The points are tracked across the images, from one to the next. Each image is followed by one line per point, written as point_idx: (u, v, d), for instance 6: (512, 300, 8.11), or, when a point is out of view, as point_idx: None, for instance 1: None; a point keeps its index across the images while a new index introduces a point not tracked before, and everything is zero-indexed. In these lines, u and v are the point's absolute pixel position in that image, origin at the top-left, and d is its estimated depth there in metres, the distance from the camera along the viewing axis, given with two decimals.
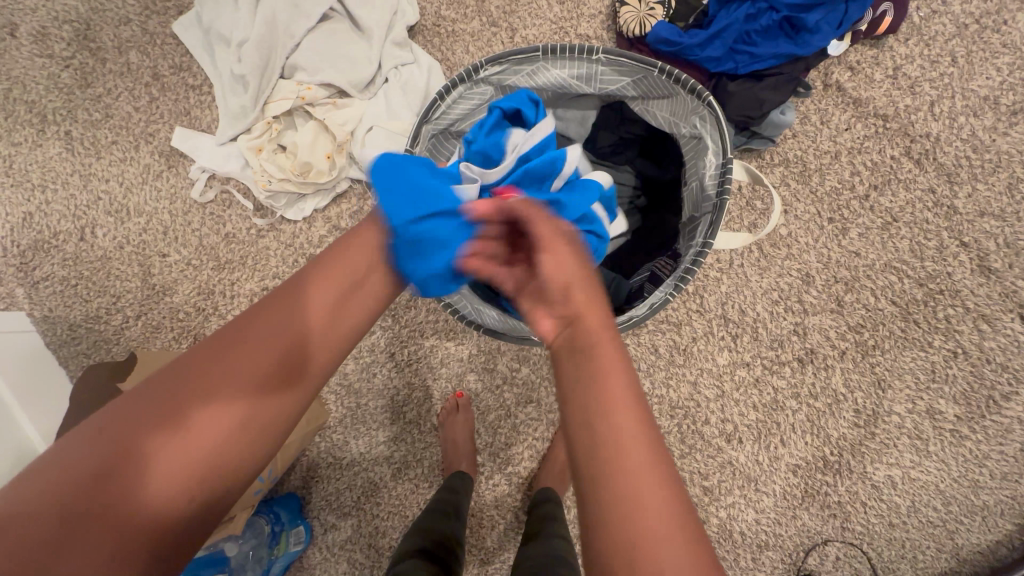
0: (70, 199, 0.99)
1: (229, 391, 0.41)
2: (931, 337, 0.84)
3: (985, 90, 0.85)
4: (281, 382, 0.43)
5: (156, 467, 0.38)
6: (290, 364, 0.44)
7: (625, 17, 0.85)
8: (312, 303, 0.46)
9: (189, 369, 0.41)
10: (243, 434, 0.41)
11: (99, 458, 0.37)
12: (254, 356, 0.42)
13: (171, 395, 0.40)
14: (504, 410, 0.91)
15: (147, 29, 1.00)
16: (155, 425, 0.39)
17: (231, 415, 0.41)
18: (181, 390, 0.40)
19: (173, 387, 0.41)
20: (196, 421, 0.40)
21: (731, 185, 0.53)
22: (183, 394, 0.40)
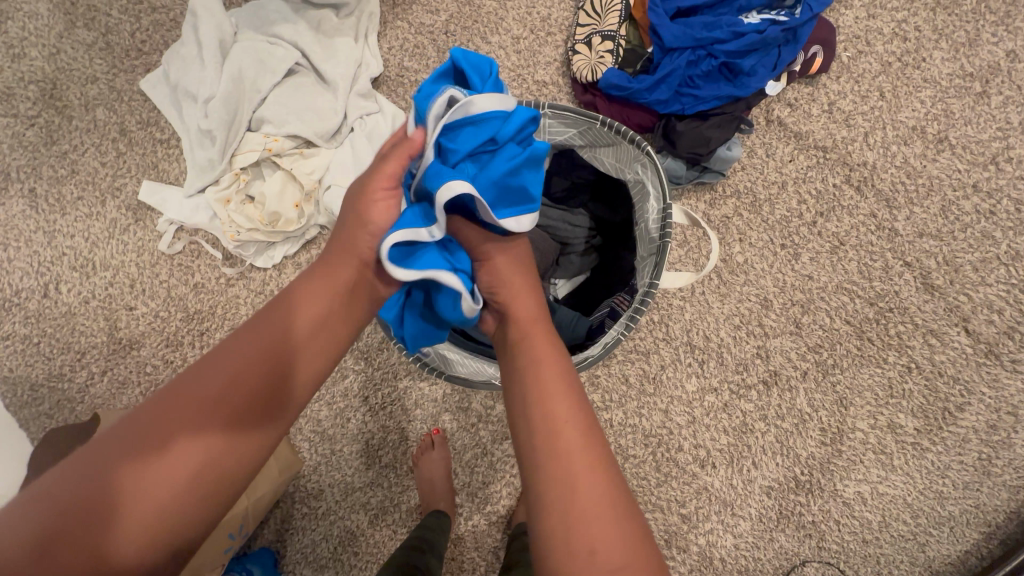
0: (33, 256, 0.98)
1: (217, 417, 0.45)
2: (886, 354, 0.88)
3: (912, 120, 0.92)
4: (265, 402, 0.48)
5: (151, 476, 0.42)
6: (274, 377, 0.49)
7: (577, 64, 0.90)
8: (295, 331, 0.51)
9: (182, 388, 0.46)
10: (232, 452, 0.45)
11: (104, 472, 0.42)
12: (239, 383, 0.47)
13: (162, 425, 0.44)
14: (481, 448, 0.91)
15: (114, 86, 1.02)
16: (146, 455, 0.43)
17: (222, 421, 0.46)
18: (168, 418, 0.44)
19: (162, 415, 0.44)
20: (192, 427, 0.45)
21: (671, 229, 0.56)
22: (170, 422, 0.44)
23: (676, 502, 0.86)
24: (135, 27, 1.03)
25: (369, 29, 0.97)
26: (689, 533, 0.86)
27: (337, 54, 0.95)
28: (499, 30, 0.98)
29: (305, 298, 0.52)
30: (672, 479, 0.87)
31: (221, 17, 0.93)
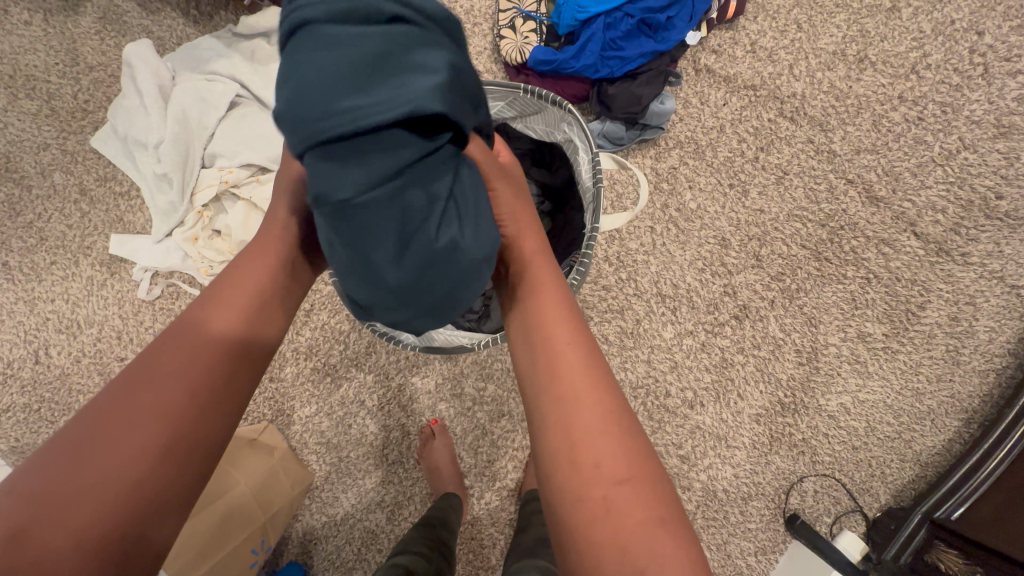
0: (18, 326, 1.01)
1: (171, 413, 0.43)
2: (845, 269, 0.92)
3: (832, 46, 0.96)
4: (234, 375, 0.47)
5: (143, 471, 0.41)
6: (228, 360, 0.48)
7: (506, 48, 0.93)
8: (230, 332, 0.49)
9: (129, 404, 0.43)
10: (182, 440, 0.43)
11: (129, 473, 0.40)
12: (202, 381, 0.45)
13: (65, 479, 0.39)
14: (480, 429, 0.94)
15: (67, 149, 1.04)
16: (72, 495, 0.38)
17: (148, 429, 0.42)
18: (79, 468, 0.39)
19: (71, 461, 0.40)
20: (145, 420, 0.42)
21: (602, 173, 0.61)
22: (96, 450, 0.40)
23: (673, 444, 0.90)
24: (76, 88, 1.05)
25: None
26: (691, 471, 0.90)
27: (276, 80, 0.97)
28: None
29: (222, 303, 0.50)
30: (665, 424, 0.90)
31: (157, 63, 0.95)
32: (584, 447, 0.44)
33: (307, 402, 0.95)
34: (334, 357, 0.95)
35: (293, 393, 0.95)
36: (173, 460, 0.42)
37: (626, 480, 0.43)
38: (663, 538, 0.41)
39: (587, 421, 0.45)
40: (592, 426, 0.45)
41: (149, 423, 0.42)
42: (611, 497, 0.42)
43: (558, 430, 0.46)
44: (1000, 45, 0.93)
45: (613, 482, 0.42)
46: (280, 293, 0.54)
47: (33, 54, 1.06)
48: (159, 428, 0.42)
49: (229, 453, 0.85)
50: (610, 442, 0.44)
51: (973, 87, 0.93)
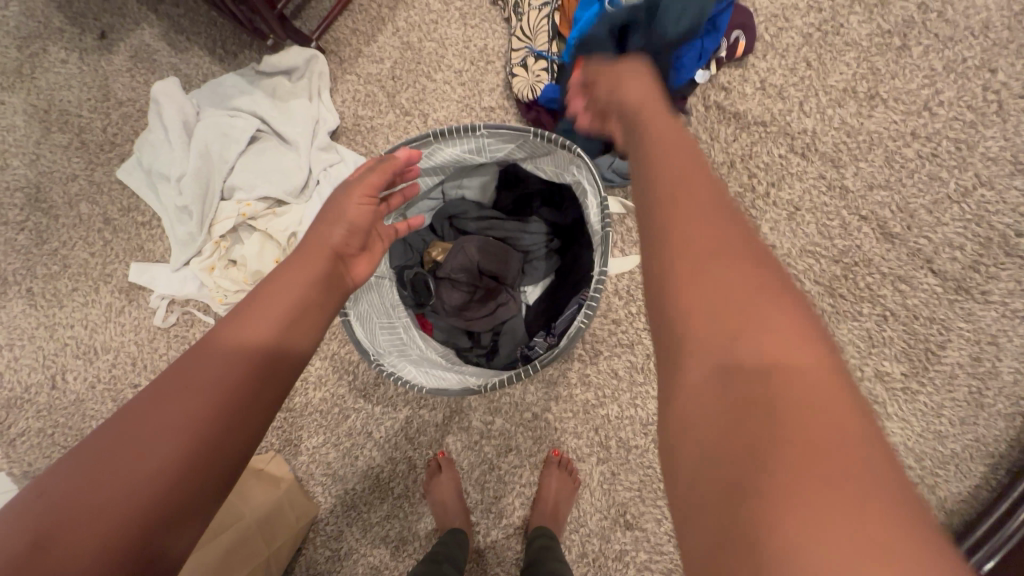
0: (38, 351, 1.03)
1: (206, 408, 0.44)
2: (860, 306, 0.90)
3: (842, 83, 0.97)
4: (261, 389, 0.47)
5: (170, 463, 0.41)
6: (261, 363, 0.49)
7: (517, 85, 0.96)
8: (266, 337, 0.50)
9: (163, 403, 0.44)
10: (208, 445, 0.43)
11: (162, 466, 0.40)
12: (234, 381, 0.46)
13: (88, 490, 0.39)
14: (488, 463, 0.93)
15: (94, 180, 1.09)
16: (99, 495, 0.39)
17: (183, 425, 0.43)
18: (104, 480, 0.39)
19: (97, 472, 0.40)
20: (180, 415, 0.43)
21: (610, 220, 0.61)
22: (129, 447, 0.41)
23: None
24: (106, 122, 1.10)
25: (320, 86, 1.04)
26: None
27: (295, 115, 1.01)
28: (441, 67, 1.05)
29: (255, 315, 0.51)
30: None
31: (181, 100, 0.99)
32: (686, 250, 0.39)
33: (315, 432, 0.95)
34: (343, 387, 0.95)
35: (301, 423, 0.95)
36: (195, 476, 0.41)
37: (726, 266, 0.37)
38: (778, 321, 0.33)
39: (687, 225, 0.40)
40: (690, 229, 0.40)
41: (174, 434, 0.42)
42: (706, 277, 0.37)
43: (655, 252, 0.41)
44: (1014, 83, 0.93)
45: (711, 265, 0.37)
46: (315, 307, 0.55)
47: (68, 90, 1.12)
48: (186, 439, 0.42)
49: (231, 486, 0.85)
50: (718, 240, 0.39)
51: (988, 123, 0.92)
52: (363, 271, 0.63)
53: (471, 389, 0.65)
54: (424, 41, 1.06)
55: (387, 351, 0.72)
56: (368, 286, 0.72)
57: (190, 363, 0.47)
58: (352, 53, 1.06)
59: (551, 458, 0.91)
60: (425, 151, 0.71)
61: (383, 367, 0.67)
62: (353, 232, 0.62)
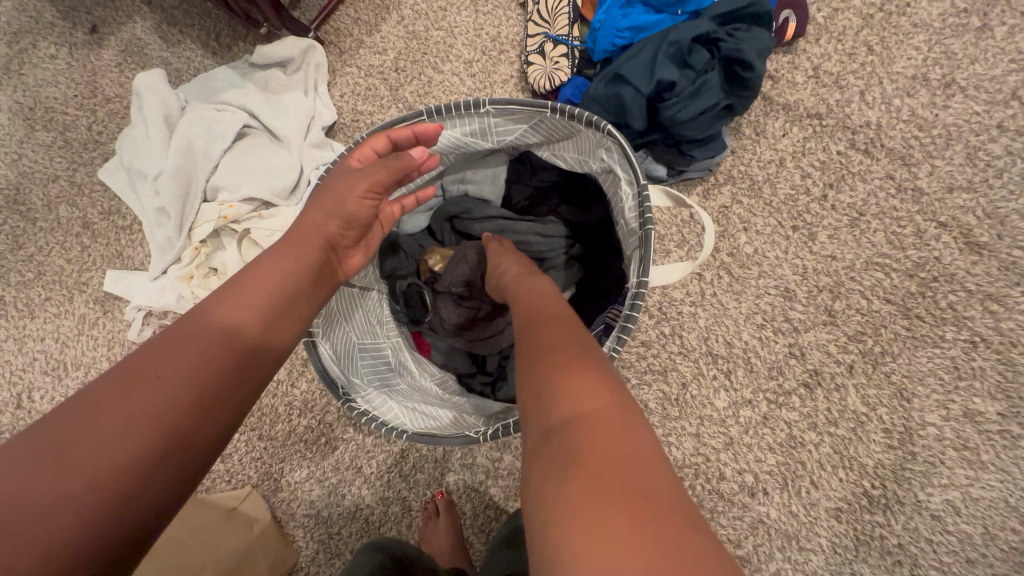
0: (5, 366, 0.94)
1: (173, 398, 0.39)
2: (942, 330, 0.75)
3: (911, 69, 0.83)
4: (235, 384, 0.42)
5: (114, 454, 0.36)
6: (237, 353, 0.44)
7: (533, 75, 0.85)
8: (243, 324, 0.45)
9: (118, 386, 0.38)
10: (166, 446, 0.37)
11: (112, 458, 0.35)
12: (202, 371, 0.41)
13: (43, 475, 0.33)
14: (494, 508, 0.80)
15: (76, 181, 1.01)
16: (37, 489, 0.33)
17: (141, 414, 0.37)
18: (61, 465, 0.34)
19: (54, 453, 0.34)
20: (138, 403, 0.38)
21: (651, 213, 0.50)
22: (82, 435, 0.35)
23: (729, 542, 0.73)
24: (91, 120, 1.03)
25: (317, 79, 0.95)
26: None
27: (287, 109, 0.92)
28: (449, 57, 0.95)
29: (240, 298, 0.45)
30: (719, 516, 0.74)
31: (166, 93, 0.91)
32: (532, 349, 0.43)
33: (298, 466, 0.83)
34: (330, 414, 0.83)
35: (282, 455, 0.83)
36: (164, 473, 0.37)
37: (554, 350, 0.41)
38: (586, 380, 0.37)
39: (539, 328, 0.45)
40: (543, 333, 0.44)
41: (131, 426, 0.37)
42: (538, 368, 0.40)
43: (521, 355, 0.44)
44: None
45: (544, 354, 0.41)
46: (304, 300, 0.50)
47: (54, 87, 1.05)
48: (149, 442, 0.36)
49: (193, 524, 0.74)
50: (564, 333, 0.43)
51: None
52: (355, 266, 0.57)
53: (467, 437, 0.53)
54: (431, 30, 0.96)
55: (367, 381, 0.59)
56: (347, 303, 0.61)
57: (161, 339, 0.42)
58: (353, 44, 0.97)
59: None
60: None
61: (354, 403, 0.55)
62: (351, 226, 0.54)
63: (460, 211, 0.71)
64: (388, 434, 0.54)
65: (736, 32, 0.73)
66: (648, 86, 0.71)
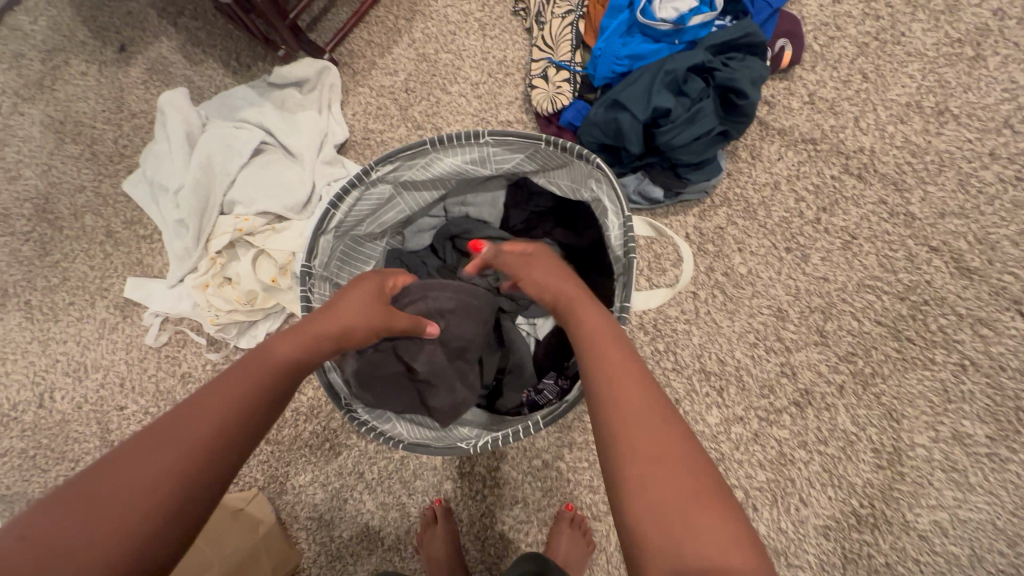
0: (29, 366, 0.99)
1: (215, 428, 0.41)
2: (932, 353, 0.77)
3: (905, 97, 0.85)
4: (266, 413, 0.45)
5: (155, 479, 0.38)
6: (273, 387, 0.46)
7: (537, 98, 0.88)
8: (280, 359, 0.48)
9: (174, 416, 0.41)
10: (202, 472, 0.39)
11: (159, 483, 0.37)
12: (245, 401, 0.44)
13: (102, 494, 0.36)
14: (490, 516, 0.82)
15: (101, 192, 1.06)
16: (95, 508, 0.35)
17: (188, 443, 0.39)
18: (112, 497, 0.36)
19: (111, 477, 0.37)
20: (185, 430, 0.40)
21: (635, 244, 0.52)
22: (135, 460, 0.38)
23: None
24: (117, 134, 1.08)
25: (331, 99, 0.99)
26: None
27: (302, 127, 0.96)
28: (457, 79, 0.99)
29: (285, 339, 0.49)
30: None
31: (189, 111, 0.96)
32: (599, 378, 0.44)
33: (302, 470, 0.86)
34: (334, 421, 0.87)
35: (288, 459, 0.86)
36: (200, 487, 0.39)
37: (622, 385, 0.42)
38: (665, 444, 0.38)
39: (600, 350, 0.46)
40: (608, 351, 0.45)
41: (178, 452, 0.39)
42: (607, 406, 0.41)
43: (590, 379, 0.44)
44: None
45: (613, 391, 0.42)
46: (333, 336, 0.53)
47: (84, 102, 1.11)
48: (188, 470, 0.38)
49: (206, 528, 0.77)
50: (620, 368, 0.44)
51: None
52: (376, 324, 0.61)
53: (459, 448, 0.56)
54: (440, 53, 1.00)
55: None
56: None
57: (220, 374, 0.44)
58: (366, 65, 1.01)
59: (563, 513, 0.79)
60: (423, 160, 0.62)
61: (355, 412, 0.59)
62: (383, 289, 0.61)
63: (459, 232, 0.74)
64: (387, 444, 0.57)
65: (730, 61, 0.76)
66: (644, 112, 0.74)
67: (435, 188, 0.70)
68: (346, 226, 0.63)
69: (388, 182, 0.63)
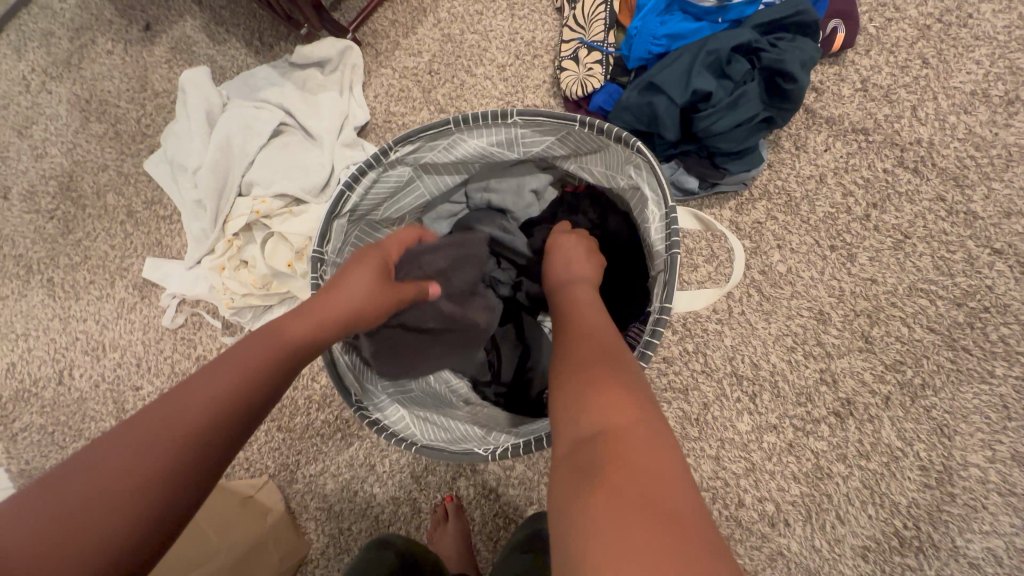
0: (50, 344, 1.00)
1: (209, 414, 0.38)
2: (991, 365, 0.70)
3: (970, 85, 0.78)
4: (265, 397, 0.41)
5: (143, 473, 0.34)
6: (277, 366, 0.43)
7: (566, 80, 0.83)
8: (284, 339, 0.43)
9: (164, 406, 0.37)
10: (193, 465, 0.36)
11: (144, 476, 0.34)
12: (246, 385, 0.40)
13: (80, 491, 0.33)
14: (503, 516, 0.79)
15: (123, 171, 1.06)
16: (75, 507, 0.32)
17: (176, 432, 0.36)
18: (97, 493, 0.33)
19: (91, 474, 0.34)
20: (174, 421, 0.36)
21: (678, 238, 0.48)
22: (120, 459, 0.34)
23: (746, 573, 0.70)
24: (140, 113, 1.08)
25: (353, 80, 0.96)
26: None
27: (322, 107, 0.94)
28: (483, 61, 0.95)
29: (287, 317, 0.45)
30: (736, 544, 0.71)
31: (208, 89, 0.94)
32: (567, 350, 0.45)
33: (313, 459, 0.84)
34: (347, 410, 0.84)
35: (300, 448, 0.85)
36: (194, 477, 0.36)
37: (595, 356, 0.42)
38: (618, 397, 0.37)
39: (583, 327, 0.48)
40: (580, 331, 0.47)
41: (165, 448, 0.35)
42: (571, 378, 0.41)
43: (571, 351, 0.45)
44: None
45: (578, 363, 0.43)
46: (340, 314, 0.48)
47: (109, 81, 1.10)
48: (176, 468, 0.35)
49: (206, 512, 0.76)
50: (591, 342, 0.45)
51: None
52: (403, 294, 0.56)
53: (477, 453, 0.53)
54: (466, 33, 0.96)
55: (380, 389, 0.60)
56: None
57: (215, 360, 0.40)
58: (390, 46, 0.98)
59: None
60: (446, 141, 0.59)
61: (366, 412, 0.55)
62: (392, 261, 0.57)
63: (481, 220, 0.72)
64: (399, 446, 0.54)
65: (780, 41, 0.70)
66: (683, 95, 0.69)
67: (457, 172, 0.66)
68: (362, 210, 0.60)
69: (407, 163, 0.59)
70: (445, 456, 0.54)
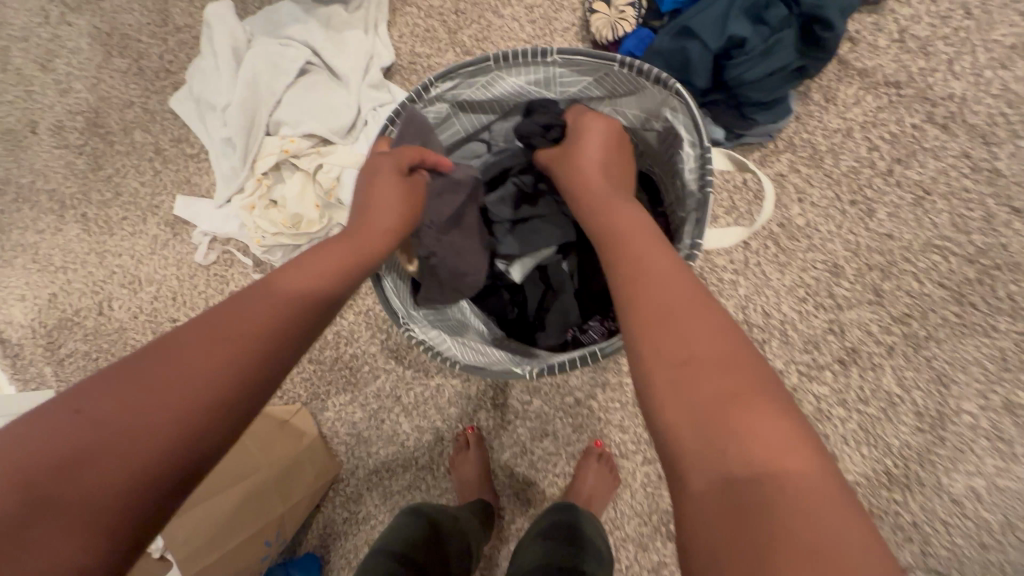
0: (88, 276, 1.04)
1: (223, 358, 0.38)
2: (995, 320, 0.73)
3: (1010, 38, 0.76)
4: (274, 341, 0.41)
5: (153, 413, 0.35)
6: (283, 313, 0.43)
7: (596, 24, 0.82)
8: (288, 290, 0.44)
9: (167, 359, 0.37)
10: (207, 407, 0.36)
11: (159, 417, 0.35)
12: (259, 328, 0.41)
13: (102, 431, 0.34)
14: (520, 446, 0.85)
15: (148, 108, 1.06)
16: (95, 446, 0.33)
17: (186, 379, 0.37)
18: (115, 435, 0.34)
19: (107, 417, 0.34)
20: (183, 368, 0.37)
21: (712, 178, 0.51)
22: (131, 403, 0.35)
23: None
24: (163, 49, 1.07)
25: (378, 18, 0.95)
26: None
27: (348, 47, 0.93)
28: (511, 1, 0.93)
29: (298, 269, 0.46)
30: None
31: (234, 25, 0.93)
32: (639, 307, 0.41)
33: (343, 390, 0.90)
34: (374, 346, 0.89)
35: (330, 379, 0.90)
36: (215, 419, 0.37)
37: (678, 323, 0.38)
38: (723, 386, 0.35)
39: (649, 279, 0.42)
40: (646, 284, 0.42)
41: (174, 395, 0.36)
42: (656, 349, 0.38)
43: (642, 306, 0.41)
44: None
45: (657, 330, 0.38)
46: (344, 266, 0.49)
47: (129, 13, 1.09)
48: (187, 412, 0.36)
49: (248, 433, 0.79)
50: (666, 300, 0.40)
51: None
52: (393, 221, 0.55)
53: (520, 370, 0.57)
54: None
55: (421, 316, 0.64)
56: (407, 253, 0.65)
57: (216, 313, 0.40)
58: None
59: (591, 448, 0.81)
60: (485, 79, 0.60)
61: (413, 332, 0.60)
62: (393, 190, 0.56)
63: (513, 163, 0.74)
64: (444, 363, 0.58)
65: None
66: (717, 40, 0.69)
67: (493, 112, 0.68)
68: None
69: (446, 101, 0.61)
70: (487, 374, 0.59)
